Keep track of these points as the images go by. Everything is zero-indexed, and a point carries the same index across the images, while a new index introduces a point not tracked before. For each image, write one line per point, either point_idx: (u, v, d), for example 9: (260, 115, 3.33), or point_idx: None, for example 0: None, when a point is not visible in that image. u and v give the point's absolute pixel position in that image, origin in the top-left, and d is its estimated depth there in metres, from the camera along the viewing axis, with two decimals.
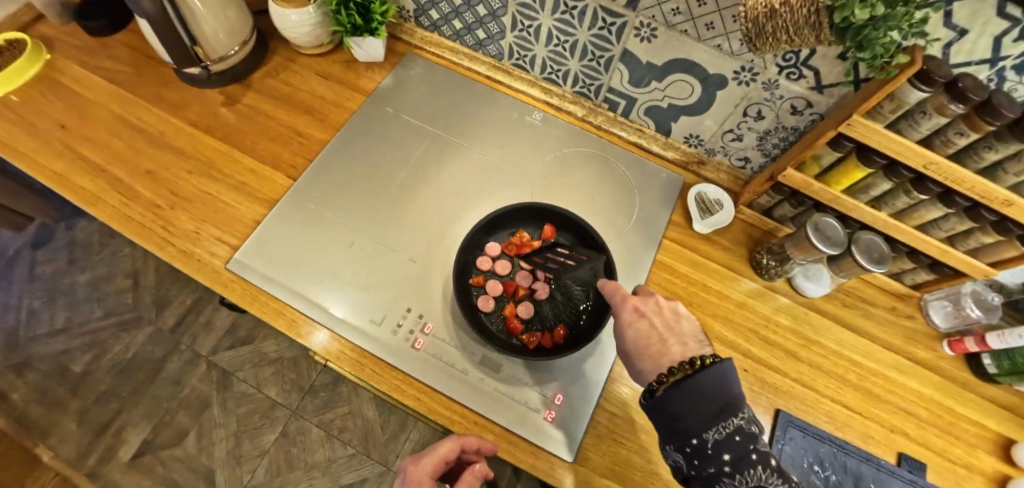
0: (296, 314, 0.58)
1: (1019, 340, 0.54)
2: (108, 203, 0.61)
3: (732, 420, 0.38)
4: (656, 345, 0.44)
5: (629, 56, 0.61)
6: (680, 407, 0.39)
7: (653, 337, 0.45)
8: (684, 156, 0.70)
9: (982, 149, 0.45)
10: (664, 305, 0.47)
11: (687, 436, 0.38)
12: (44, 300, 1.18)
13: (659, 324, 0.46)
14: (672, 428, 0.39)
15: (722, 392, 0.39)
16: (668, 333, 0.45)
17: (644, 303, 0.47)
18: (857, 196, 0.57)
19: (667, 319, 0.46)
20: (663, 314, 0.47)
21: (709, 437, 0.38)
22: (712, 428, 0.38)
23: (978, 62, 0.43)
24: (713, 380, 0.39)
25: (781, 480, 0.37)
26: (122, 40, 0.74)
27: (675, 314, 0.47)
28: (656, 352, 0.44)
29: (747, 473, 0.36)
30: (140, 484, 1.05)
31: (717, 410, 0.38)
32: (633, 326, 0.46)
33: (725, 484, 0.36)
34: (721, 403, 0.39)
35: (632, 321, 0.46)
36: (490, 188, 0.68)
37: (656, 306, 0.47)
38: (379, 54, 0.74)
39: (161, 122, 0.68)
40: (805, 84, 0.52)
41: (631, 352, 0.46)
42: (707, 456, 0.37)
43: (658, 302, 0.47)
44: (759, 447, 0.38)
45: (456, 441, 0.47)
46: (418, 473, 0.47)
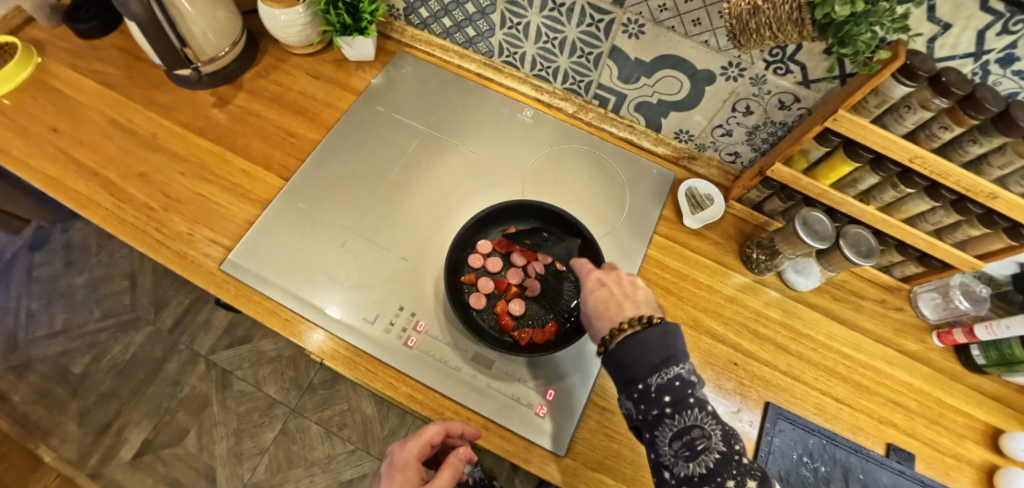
0: (290, 314, 0.58)
1: (1007, 331, 0.54)
2: (101, 206, 0.62)
3: (674, 368, 0.40)
4: (612, 310, 0.45)
5: (618, 52, 0.61)
6: (627, 356, 0.41)
7: (610, 302, 0.46)
8: (675, 151, 0.70)
9: (967, 143, 0.45)
10: (624, 277, 0.48)
11: (634, 383, 0.40)
12: (42, 303, 1.19)
13: (617, 292, 0.46)
14: (621, 376, 0.41)
15: (667, 344, 0.41)
16: (625, 299, 0.46)
17: (605, 274, 0.48)
18: (845, 191, 0.57)
19: (625, 289, 0.47)
20: (621, 285, 0.47)
21: (652, 382, 0.39)
22: (655, 374, 0.39)
23: (962, 56, 0.43)
24: (658, 333, 0.41)
25: (718, 422, 0.38)
26: (113, 43, 0.74)
27: (634, 286, 0.47)
28: (612, 316, 0.45)
29: (685, 414, 0.38)
30: (142, 482, 1.06)
31: (660, 358, 0.40)
32: (593, 293, 0.47)
33: (666, 424, 0.38)
34: (664, 352, 0.40)
35: (593, 289, 0.48)
36: (482, 186, 0.68)
37: (616, 277, 0.48)
38: (369, 53, 0.74)
39: (153, 124, 0.68)
40: (793, 79, 0.52)
41: (591, 314, 0.47)
42: (650, 400, 0.39)
43: (619, 274, 0.48)
44: (699, 394, 0.39)
45: (442, 425, 0.49)
46: (403, 458, 0.48)
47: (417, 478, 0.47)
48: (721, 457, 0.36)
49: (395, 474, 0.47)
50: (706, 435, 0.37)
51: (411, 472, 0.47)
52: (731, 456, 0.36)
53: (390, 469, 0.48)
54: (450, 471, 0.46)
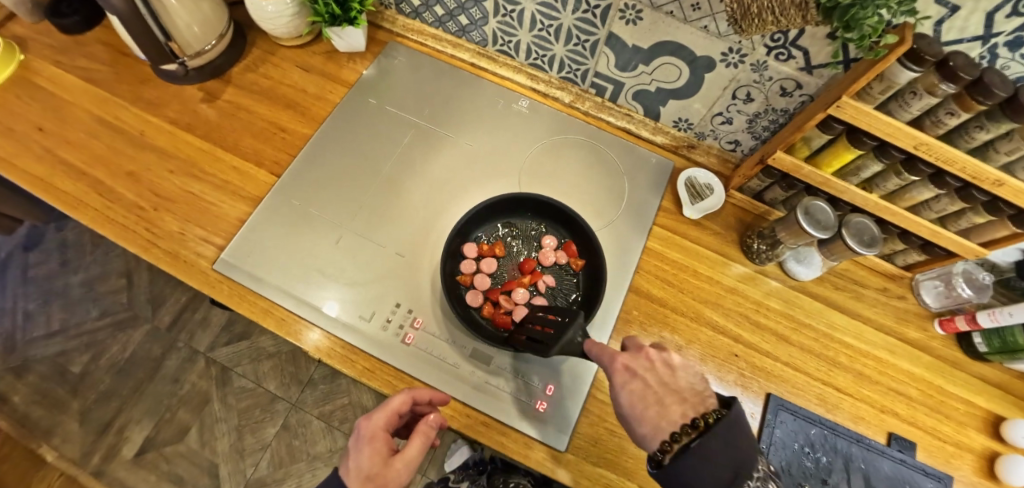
0: (285, 312, 0.58)
1: (1009, 318, 0.54)
2: (90, 206, 0.60)
3: (747, 484, 0.35)
4: (654, 409, 0.40)
5: (615, 39, 0.59)
6: (691, 476, 0.36)
7: (649, 398, 0.41)
8: (674, 140, 0.69)
9: (973, 129, 0.44)
10: (656, 360, 0.44)
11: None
12: (39, 303, 1.18)
13: (653, 383, 0.42)
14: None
15: (731, 452, 0.36)
16: (665, 392, 0.41)
17: (633, 360, 0.43)
18: (847, 179, 0.56)
19: (661, 375, 0.43)
20: (655, 369, 0.43)
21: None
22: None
23: (971, 39, 0.42)
24: (720, 441, 0.36)
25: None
26: (96, 37, 0.72)
27: (669, 368, 0.43)
28: (656, 418, 0.40)
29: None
30: (146, 480, 1.07)
31: (730, 474, 0.35)
32: (627, 387, 0.42)
33: None
34: (732, 465, 0.36)
35: (625, 382, 0.42)
36: (478, 178, 0.67)
37: (647, 362, 0.43)
38: (360, 44, 0.72)
39: (140, 121, 0.67)
40: (794, 65, 0.51)
41: (629, 416, 0.41)
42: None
43: (649, 357, 0.44)
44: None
45: (408, 393, 0.45)
46: (368, 430, 0.43)
47: (387, 448, 0.43)
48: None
49: (362, 448, 0.42)
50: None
51: (380, 443, 0.43)
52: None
53: (355, 444, 0.43)
54: (421, 439, 0.43)
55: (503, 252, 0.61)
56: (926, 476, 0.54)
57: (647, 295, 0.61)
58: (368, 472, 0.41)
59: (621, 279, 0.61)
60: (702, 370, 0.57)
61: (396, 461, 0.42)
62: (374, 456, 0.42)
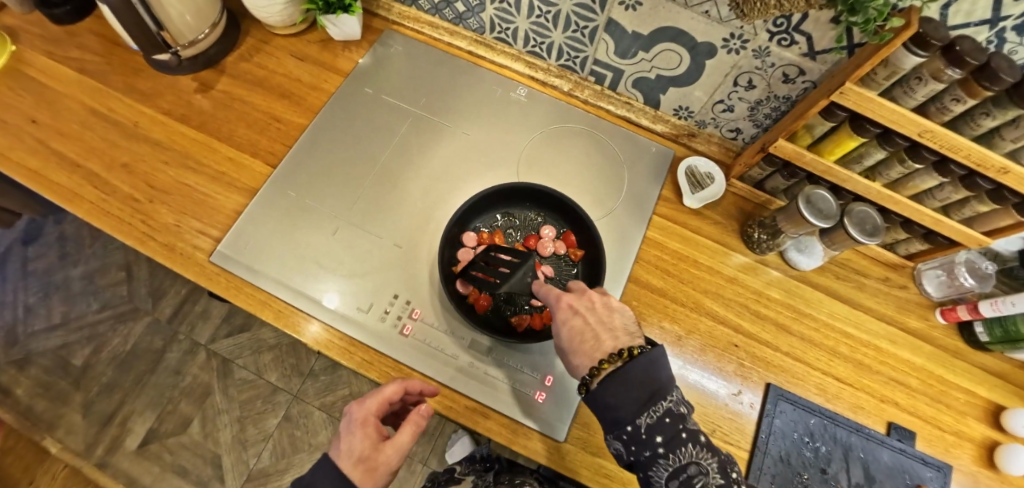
0: (283, 304, 0.57)
1: (1011, 308, 0.53)
2: (85, 199, 0.60)
3: (662, 403, 0.37)
4: (589, 343, 0.42)
5: (614, 26, 0.58)
6: (612, 395, 0.38)
7: (586, 333, 0.43)
8: (674, 129, 0.68)
9: (980, 115, 0.43)
10: (597, 300, 0.45)
11: (621, 425, 0.37)
12: (39, 296, 1.18)
13: (592, 320, 0.43)
14: (608, 417, 0.38)
15: (651, 377, 0.38)
16: (600, 328, 0.43)
17: (577, 300, 0.45)
18: (850, 167, 0.55)
19: (600, 315, 0.44)
20: (596, 310, 0.44)
21: (642, 423, 0.36)
22: (644, 413, 0.37)
23: (978, 23, 0.41)
24: (642, 366, 0.38)
25: (712, 454, 0.36)
26: (88, 28, 0.71)
27: (608, 309, 0.45)
28: (590, 350, 0.42)
29: (679, 451, 0.35)
30: (149, 471, 1.08)
31: (647, 395, 0.37)
32: (567, 323, 0.44)
33: (660, 465, 0.36)
34: (650, 389, 0.38)
35: (566, 319, 0.44)
36: (475, 169, 0.67)
37: (589, 302, 0.45)
38: (355, 32, 0.71)
39: (134, 112, 0.66)
40: (797, 51, 0.50)
41: (567, 349, 0.44)
42: (642, 442, 0.36)
43: (591, 298, 0.45)
44: (690, 427, 0.37)
45: (401, 383, 0.46)
46: (360, 416, 0.43)
47: (377, 435, 0.42)
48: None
49: (353, 431, 0.42)
50: (702, 471, 0.35)
51: (371, 428, 0.42)
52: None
53: (346, 427, 0.42)
54: (413, 427, 0.43)
55: (503, 241, 0.61)
56: (925, 465, 0.54)
57: (646, 285, 0.60)
58: (359, 455, 0.40)
59: (621, 271, 0.61)
60: (701, 360, 0.57)
61: (388, 447, 0.41)
62: (365, 440, 0.41)
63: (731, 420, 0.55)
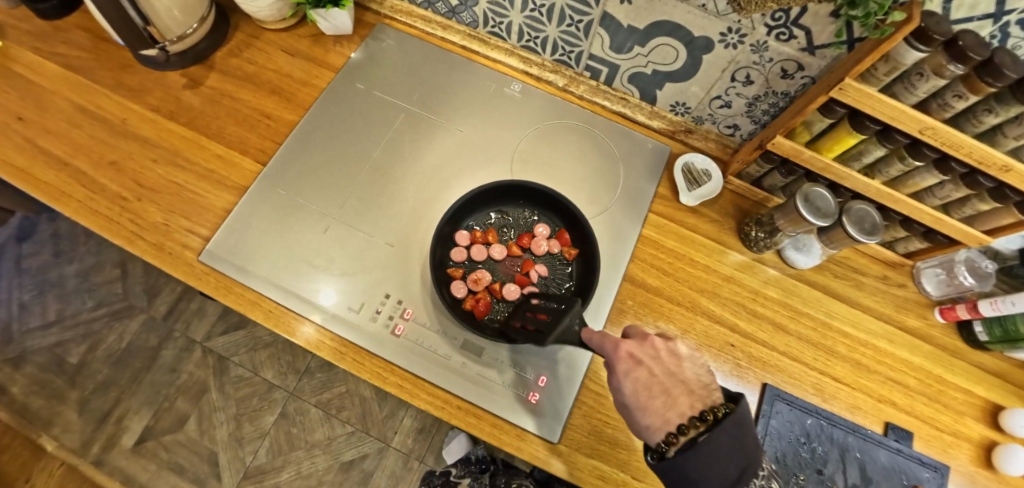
0: (273, 305, 0.57)
1: (1012, 307, 0.52)
2: (72, 198, 0.59)
3: (752, 481, 0.33)
4: (660, 399, 0.38)
5: (609, 20, 0.57)
6: (698, 473, 0.33)
7: (656, 389, 0.38)
8: (671, 125, 0.67)
9: (982, 112, 0.42)
10: (662, 348, 0.41)
11: None
12: (34, 293, 1.18)
13: (659, 373, 0.39)
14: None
15: (741, 450, 0.34)
16: (670, 381, 0.39)
17: (639, 348, 0.41)
18: (849, 164, 0.54)
19: (668, 366, 0.40)
20: (662, 359, 0.40)
21: None
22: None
23: (981, 17, 0.39)
24: (732, 440, 0.34)
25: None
26: (75, 23, 0.69)
27: (675, 357, 0.40)
28: (663, 409, 0.37)
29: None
30: (146, 468, 1.08)
31: (737, 473, 0.33)
32: (631, 375, 0.39)
33: None
34: (740, 464, 0.33)
35: (628, 370, 0.40)
36: (468, 166, 0.66)
37: (652, 351, 0.41)
38: (346, 26, 0.70)
39: (122, 109, 0.65)
40: (796, 46, 0.48)
41: (632, 406, 0.39)
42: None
43: (655, 345, 0.41)
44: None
45: None
46: None
47: None
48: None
49: None
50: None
51: None
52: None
53: None
54: None
55: (496, 240, 0.60)
56: (921, 466, 0.53)
57: (641, 284, 0.60)
58: None
59: (617, 270, 0.60)
60: None
61: None
62: None
63: None
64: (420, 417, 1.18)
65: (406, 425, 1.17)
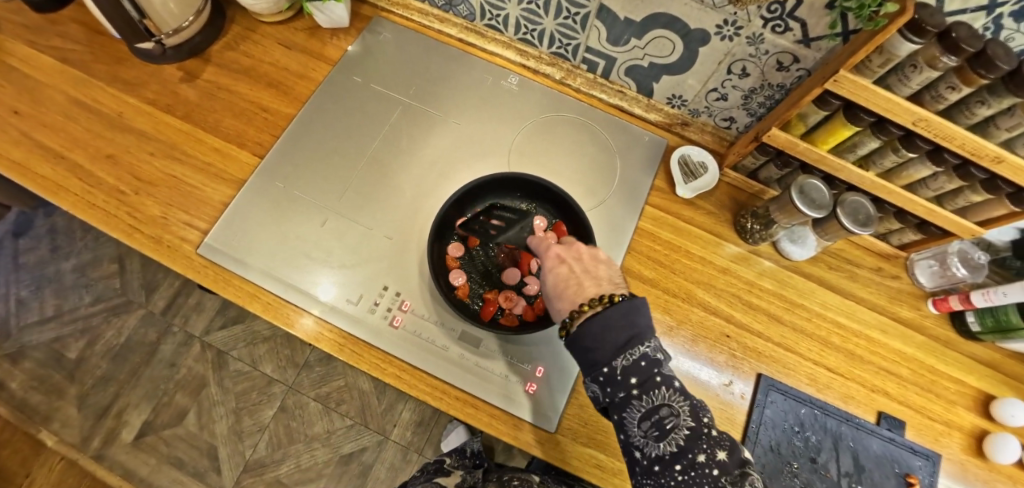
0: (271, 297, 0.57)
1: (1003, 298, 0.53)
2: (70, 192, 0.59)
3: (639, 348, 0.40)
4: (572, 288, 0.46)
5: (606, 12, 0.56)
6: (590, 338, 0.42)
7: (570, 280, 0.47)
8: (667, 118, 0.67)
9: (975, 104, 0.43)
10: (584, 252, 0.49)
11: (599, 365, 0.41)
12: (31, 289, 1.17)
13: (576, 269, 0.48)
14: (585, 357, 0.42)
15: (628, 323, 0.42)
16: (584, 276, 0.47)
17: (565, 250, 0.50)
18: (844, 156, 0.55)
19: (586, 264, 0.48)
20: (582, 260, 0.49)
21: (618, 365, 0.40)
22: (620, 356, 0.40)
23: (975, 9, 0.40)
24: (619, 313, 0.42)
25: (684, 398, 0.39)
26: (70, 16, 0.69)
27: (594, 260, 0.48)
28: (573, 295, 0.46)
29: (652, 393, 0.39)
30: (146, 462, 1.09)
31: (625, 340, 0.41)
32: (553, 271, 0.49)
33: (634, 405, 0.39)
34: (627, 334, 0.41)
35: (553, 266, 0.49)
36: (465, 158, 0.66)
37: (576, 253, 0.49)
38: (343, 19, 0.69)
39: (118, 103, 0.65)
40: (792, 38, 0.49)
41: (552, 293, 0.48)
42: (617, 382, 0.40)
43: (579, 249, 0.49)
44: (664, 372, 0.40)
45: None
46: None
47: None
48: (693, 433, 0.37)
49: None
50: (674, 413, 0.38)
51: None
52: (700, 431, 0.38)
53: None
54: None
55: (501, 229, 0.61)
56: (914, 454, 0.54)
57: (638, 276, 0.60)
58: None
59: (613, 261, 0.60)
60: (693, 351, 0.57)
61: None
62: None
63: (721, 410, 0.55)
64: (419, 410, 1.19)
65: (405, 418, 1.18)
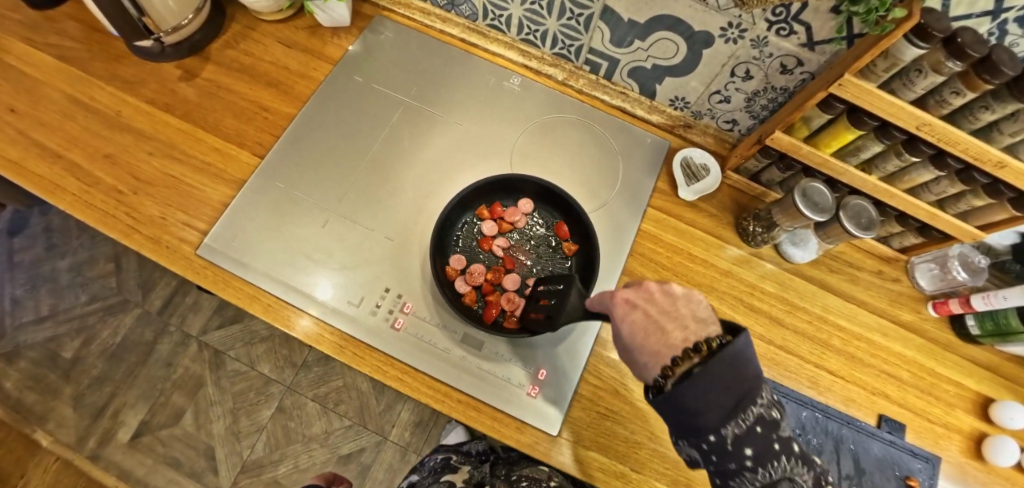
0: (272, 299, 0.56)
1: (1004, 301, 0.54)
2: (67, 192, 0.58)
3: (752, 410, 0.33)
4: (655, 338, 0.36)
5: (610, 14, 0.56)
6: (692, 402, 0.32)
7: (650, 327, 0.37)
8: (670, 120, 0.67)
9: (978, 109, 0.43)
10: (656, 289, 0.39)
11: (703, 433, 0.33)
12: (27, 288, 1.16)
13: (654, 312, 0.38)
14: (687, 424, 0.33)
15: (737, 378, 0.32)
16: (666, 319, 0.37)
17: (634, 293, 0.39)
18: (846, 159, 0.55)
19: (662, 305, 0.38)
20: (656, 300, 0.38)
21: (728, 433, 0.32)
22: (731, 423, 0.32)
23: (980, 14, 0.40)
24: (726, 369, 0.32)
25: (805, 465, 0.34)
26: (68, 13, 0.68)
27: (670, 297, 0.38)
28: (658, 346, 0.36)
29: (772, 466, 0.32)
30: (143, 463, 1.08)
31: (735, 402, 0.32)
32: (626, 319, 0.38)
33: (746, 477, 0.32)
34: (737, 393, 0.32)
35: (623, 315, 0.39)
36: (467, 159, 0.66)
37: (646, 293, 0.39)
38: (344, 18, 0.69)
39: (117, 101, 0.64)
40: (796, 41, 0.49)
41: (630, 348, 0.38)
42: (727, 453, 0.33)
43: (648, 287, 0.39)
44: (783, 436, 0.33)
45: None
46: None
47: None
48: None
49: None
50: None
51: None
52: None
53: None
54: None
55: (509, 229, 0.61)
56: (914, 457, 0.54)
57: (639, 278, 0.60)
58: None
59: (615, 262, 0.60)
60: None
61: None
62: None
63: None
64: (418, 410, 1.18)
65: (404, 418, 1.17)
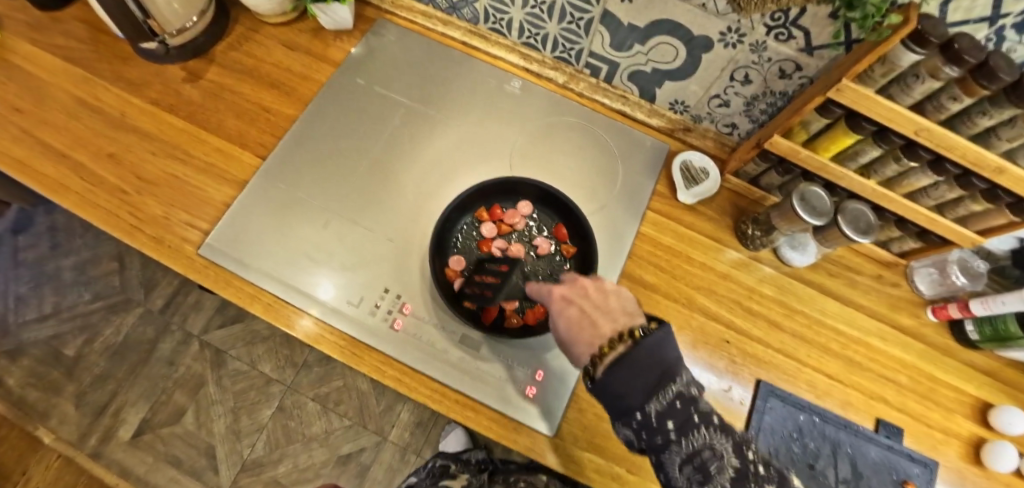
0: (273, 298, 0.57)
1: (1002, 306, 0.53)
2: (72, 190, 0.59)
3: (672, 386, 0.33)
4: (587, 331, 0.38)
5: (610, 18, 0.56)
6: (617, 383, 0.33)
7: (583, 321, 0.39)
8: (670, 123, 0.68)
9: (976, 114, 0.43)
10: (590, 286, 0.41)
11: (632, 412, 0.33)
12: (31, 286, 1.17)
13: (587, 306, 0.40)
14: (615, 406, 0.34)
15: (658, 361, 0.34)
16: (596, 312, 0.39)
17: (569, 289, 0.42)
18: (846, 164, 0.55)
19: (595, 299, 0.40)
20: (590, 296, 0.41)
21: (653, 410, 0.32)
22: (653, 399, 0.33)
23: (977, 20, 0.40)
24: (647, 349, 0.34)
25: (727, 436, 0.32)
26: (75, 15, 0.69)
27: (602, 292, 0.41)
28: (590, 337, 0.38)
29: (693, 435, 0.32)
30: (143, 461, 1.09)
31: (654, 379, 0.33)
32: (563, 314, 0.41)
33: (673, 450, 0.32)
34: (658, 371, 0.33)
35: (560, 309, 0.41)
36: (467, 161, 0.66)
37: (581, 289, 0.42)
38: (346, 21, 0.70)
39: (122, 102, 0.65)
40: (794, 46, 0.49)
41: (566, 340, 0.40)
42: (653, 429, 0.33)
43: (584, 284, 0.42)
44: (704, 408, 0.33)
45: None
46: None
47: None
48: (740, 475, 0.30)
49: None
50: (718, 455, 0.31)
51: None
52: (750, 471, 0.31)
53: None
54: None
55: (509, 229, 0.61)
56: (911, 462, 0.54)
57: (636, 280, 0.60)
58: None
59: (614, 265, 0.61)
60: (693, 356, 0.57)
61: None
62: None
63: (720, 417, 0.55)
64: (417, 411, 1.18)
65: (403, 419, 1.18)
